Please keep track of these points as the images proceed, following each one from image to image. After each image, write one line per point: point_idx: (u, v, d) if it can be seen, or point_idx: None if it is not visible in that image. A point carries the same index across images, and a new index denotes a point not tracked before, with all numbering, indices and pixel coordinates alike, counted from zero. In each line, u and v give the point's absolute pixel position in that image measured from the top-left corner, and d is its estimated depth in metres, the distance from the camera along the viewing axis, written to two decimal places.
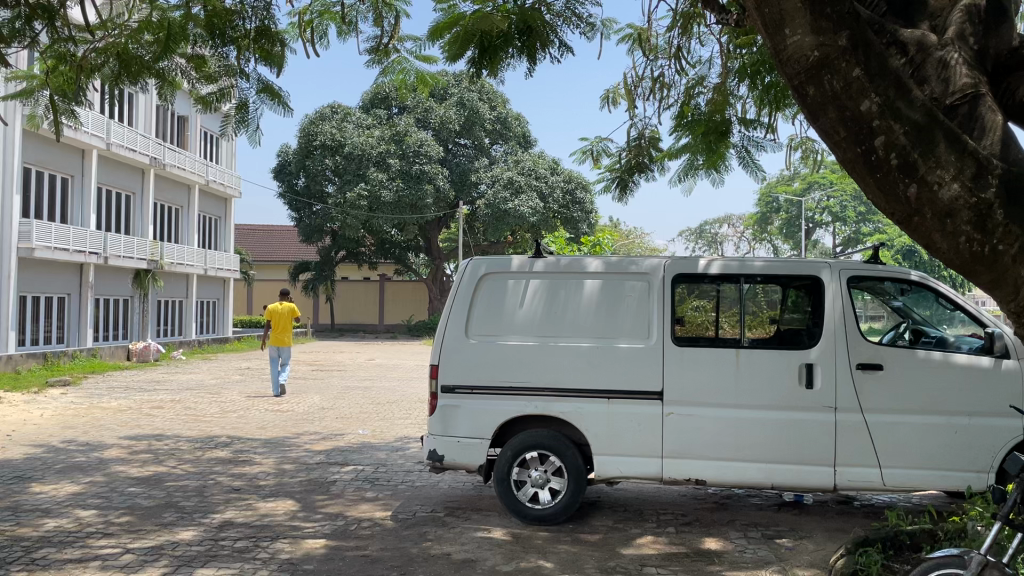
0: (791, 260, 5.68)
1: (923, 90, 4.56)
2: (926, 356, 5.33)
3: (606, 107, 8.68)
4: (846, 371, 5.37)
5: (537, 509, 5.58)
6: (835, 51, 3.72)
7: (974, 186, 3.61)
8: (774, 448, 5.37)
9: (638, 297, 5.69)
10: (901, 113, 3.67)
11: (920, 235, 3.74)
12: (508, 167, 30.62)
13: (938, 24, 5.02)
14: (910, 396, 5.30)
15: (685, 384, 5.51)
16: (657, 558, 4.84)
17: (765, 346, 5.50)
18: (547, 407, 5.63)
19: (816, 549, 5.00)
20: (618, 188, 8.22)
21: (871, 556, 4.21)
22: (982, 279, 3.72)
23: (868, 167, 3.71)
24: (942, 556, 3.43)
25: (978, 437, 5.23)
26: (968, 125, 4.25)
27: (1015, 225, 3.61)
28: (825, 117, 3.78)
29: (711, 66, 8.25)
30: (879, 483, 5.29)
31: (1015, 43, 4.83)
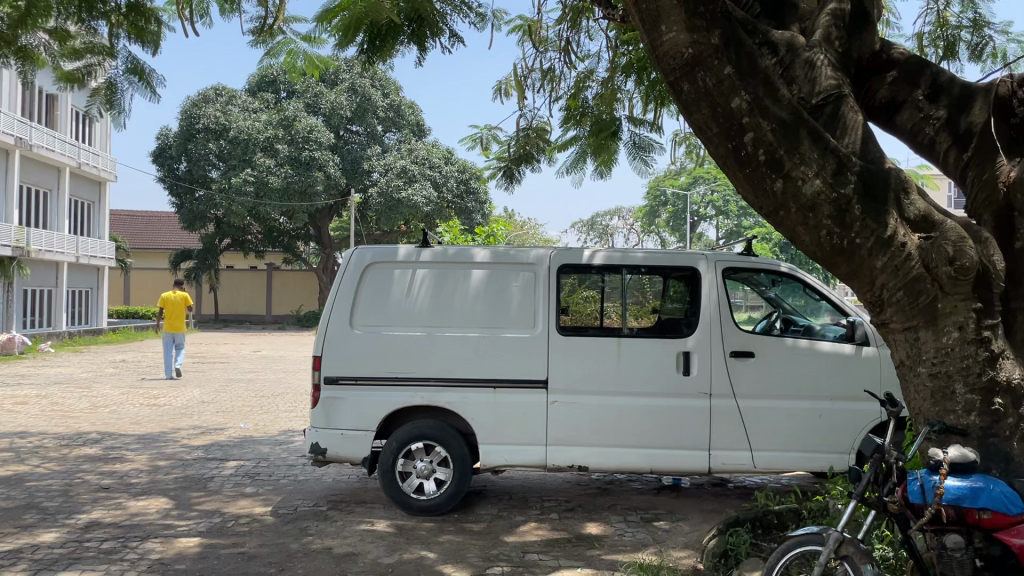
0: (670, 252, 5.85)
1: (792, 89, 4.76)
2: (795, 343, 5.59)
3: (498, 98, 8.68)
4: (721, 360, 5.57)
5: (421, 500, 5.55)
6: (708, 49, 3.84)
7: (834, 182, 3.81)
8: (652, 433, 5.54)
9: (523, 286, 5.73)
10: (769, 111, 3.83)
11: (785, 228, 3.93)
12: (402, 156, 30.30)
13: (807, 26, 5.26)
14: (779, 382, 5.55)
15: (569, 373, 5.60)
16: (540, 545, 4.91)
17: (646, 335, 5.66)
18: (433, 397, 5.61)
19: (691, 531, 5.18)
20: (504, 176, 8.30)
21: (740, 537, 4.40)
22: (840, 270, 3.94)
23: (738, 162, 3.87)
24: (802, 534, 3.61)
25: (839, 421, 5.53)
26: (831, 125, 4.45)
27: (871, 219, 3.83)
28: (698, 112, 3.91)
29: (599, 61, 8.39)
30: (750, 466, 5.54)
31: (877, 47, 5.14)
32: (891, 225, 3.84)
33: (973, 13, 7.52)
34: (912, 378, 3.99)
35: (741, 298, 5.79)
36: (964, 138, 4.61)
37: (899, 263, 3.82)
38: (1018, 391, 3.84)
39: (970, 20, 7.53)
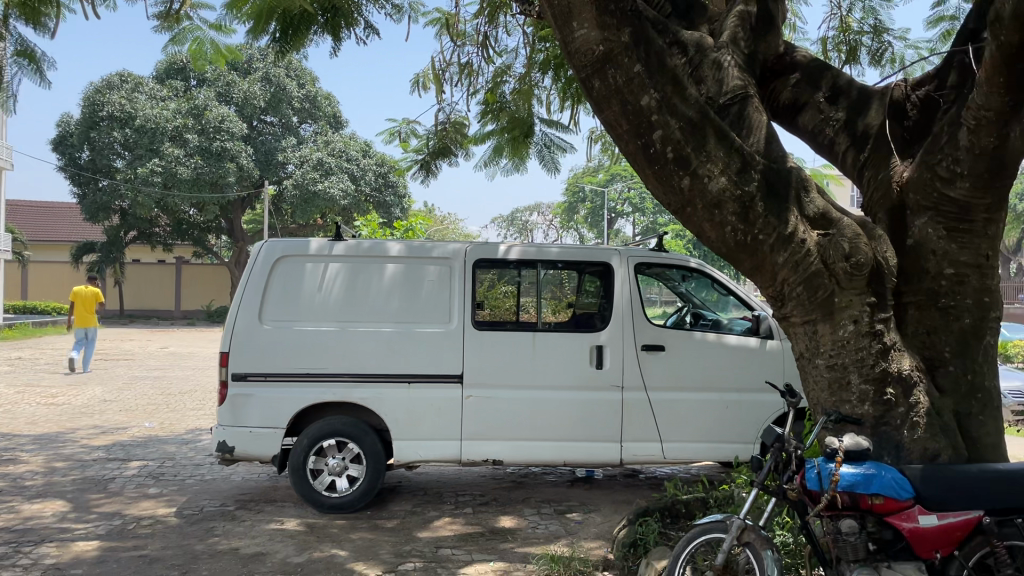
0: (584, 247, 5.93)
1: (701, 89, 4.87)
2: (703, 336, 5.74)
3: (416, 91, 8.61)
4: (633, 353, 5.67)
5: (333, 497, 5.46)
6: (618, 46, 3.91)
7: (739, 180, 3.91)
8: (565, 426, 5.60)
9: (438, 280, 5.71)
10: (677, 109, 3.90)
11: (692, 224, 4.02)
12: (318, 148, 29.72)
13: (715, 27, 5.40)
14: (688, 375, 5.69)
15: (484, 368, 5.60)
16: (453, 539, 4.91)
17: (559, 329, 5.71)
18: (346, 394, 5.53)
19: (603, 522, 5.27)
20: (421, 170, 8.23)
21: (650, 526, 4.47)
22: (744, 265, 4.06)
23: (647, 159, 3.94)
24: (707, 523, 3.71)
25: (745, 412, 5.70)
26: (737, 124, 4.57)
27: (773, 216, 3.95)
28: (608, 109, 3.96)
29: (516, 57, 8.41)
30: (660, 456, 5.66)
31: (781, 49, 5.33)
32: (792, 222, 3.97)
33: (874, 19, 7.83)
34: (811, 369, 4.16)
35: (655, 293, 5.94)
36: (861, 139, 4.80)
37: (799, 258, 3.95)
38: (908, 381, 4.02)
39: (871, 26, 7.83)
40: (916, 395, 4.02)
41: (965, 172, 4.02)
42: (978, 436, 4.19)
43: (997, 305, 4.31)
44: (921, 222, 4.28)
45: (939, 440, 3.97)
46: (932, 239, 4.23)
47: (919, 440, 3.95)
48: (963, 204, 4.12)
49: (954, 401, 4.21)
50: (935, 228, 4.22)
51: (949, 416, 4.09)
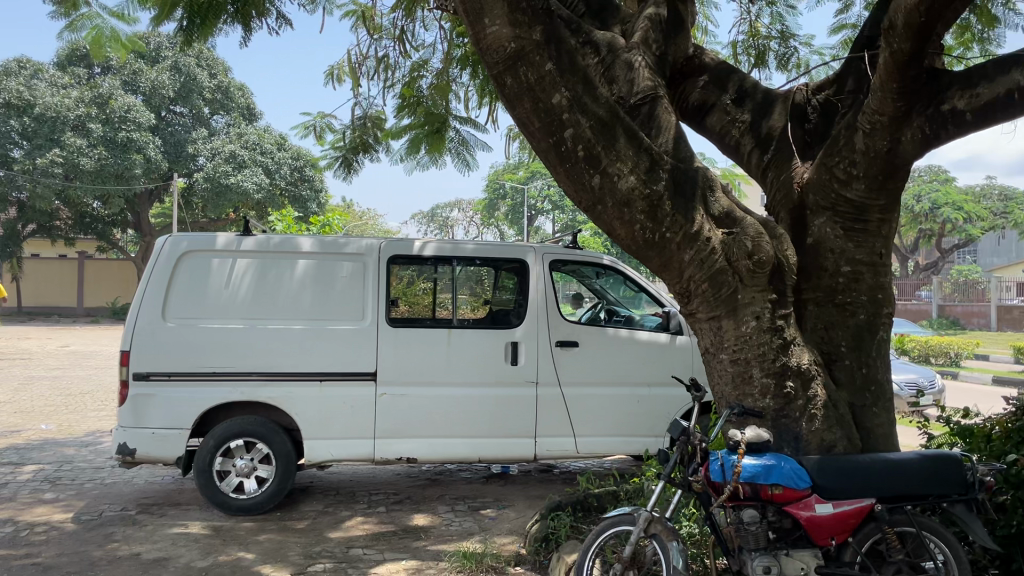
0: (499, 244, 5.96)
1: (613, 89, 4.94)
2: (615, 332, 5.83)
3: (331, 84, 8.45)
4: (547, 349, 5.72)
5: (241, 499, 5.33)
6: (529, 44, 3.91)
7: (648, 179, 3.98)
8: (479, 423, 5.61)
9: (351, 276, 5.64)
10: (587, 108, 3.94)
11: (602, 221, 4.07)
12: (230, 140, 28.90)
13: (628, 28, 5.49)
14: (601, 371, 5.77)
15: (398, 365, 5.55)
16: (365, 539, 4.85)
17: (474, 326, 5.72)
18: (254, 393, 5.40)
19: (516, 518, 5.29)
20: (341, 166, 8.10)
21: (562, 519, 4.52)
22: (653, 262, 4.13)
23: (559, 157, 3.96)
24: (616, 516, 3.75)
25: (655, 406, 5.82)
26: (647, 124, 4.65)
27: (680, 215, 4.04)
28: (520, 106, 3.95)
29: (434, 52, 8.36)
30: (573, 451, 5.73)
31: (690, 52, 5.47)
32: (698, 221, 4.08)
33: (782, 25, 8.06)
34: (716, 364, 4.28)
35: (572, 290, 6.04)
36: (765, 141, 4.96)
37: (704, 256, 4.06)
38: (806, 374, 4.16)
39: (779, 31, 8.07)
40: (814, 388, 4.17)
41: (861, 174, 4.19)
42: (871, 427, 4.38)
43: (890, 302, 4.51)
44: (820, 222, 4.45)
45: (835, 432, 4.13)
46: (830, 238, 4.41)
47: (817, 431, 4.11)
48: (859, 205, 4.30)
49: (850, 394, 4.39)
50: (833, 228, 4.39)
51: (844, 408, 4.26)
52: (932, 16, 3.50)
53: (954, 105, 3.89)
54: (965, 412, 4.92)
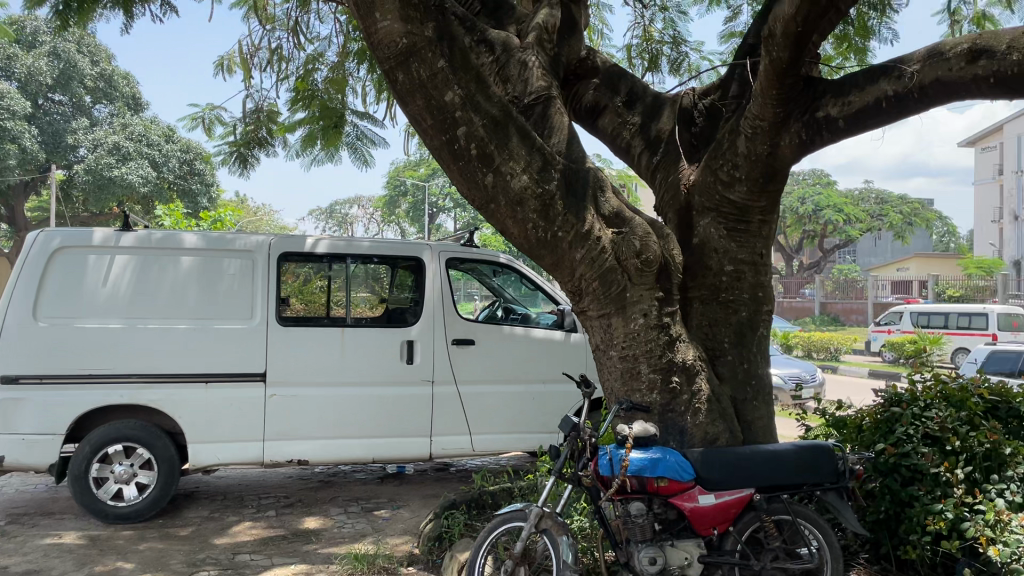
0: (395, 242, 5.90)
1: (507, 88, 4.96)
2: (511, 330, 5.86)
3: (220, 75, 8.17)
4: (443, 348, 5.70)
5: (121, 506, 5.09)
6: (421, 40, 3.84)
7: (540, 178, 4.03)
8: (374, 422, 5.54)
9: (238, 274, 5.47)
10: (480, 106, 3.93)
11: (495, 220, 4.08)
12: (114, 131, 27.51)
13: (522, 28, 5.54)
14: (496, 368, 5.79)
15: (289, 365, 5.42)
16: (252, 544, 4.72)
17: (368, 324, 5.65)
18: (135, 396, 5.17)
19: (410, 517, 5.26)
20: (236, 162, 7.82)
21: (456, 518, 4.54)
22: (545, 261, 4.18)
23: (452, 155, 3.95)
24: (507, 513, 3.77)
25: (550, 402, 5.90)
26: (540, 124, 4.69)
27: (571, 214, 4.10)
28: (412, 103, 3.90)
29: (330, 45, 8.20)
30: (469, 449, 5.74)
31: (583, 54, 5.57)
32: (589, 221, 4.14)
33: (673, 30, 8.27)
34: (606, 360, 4.39)
35: (475, 288, 6.07)
36: (654, 143, 5.11)
37: (595, 255, 4.13)
38: (691, 370, 4.30)
39: (671, 36, 8.28)
40: (698, 382, 4.32)
41: (742, 177, 4.36)
42: (752, 419, 4.55)
43: (769, 300, 4.72)
44: (705, 223, 4.61)
45: (718, 425, 4.28)
46: (714, 238, 4.57)
47: (700, 425, 4.24)
48: (741, 206, 4.47)
49: (732, 387, 4.55)
50: (717, 228, 4.56)
51: (727, 402, 4.42)
52: (808, 26, 3.64)
53: (828, 112, 4.08)
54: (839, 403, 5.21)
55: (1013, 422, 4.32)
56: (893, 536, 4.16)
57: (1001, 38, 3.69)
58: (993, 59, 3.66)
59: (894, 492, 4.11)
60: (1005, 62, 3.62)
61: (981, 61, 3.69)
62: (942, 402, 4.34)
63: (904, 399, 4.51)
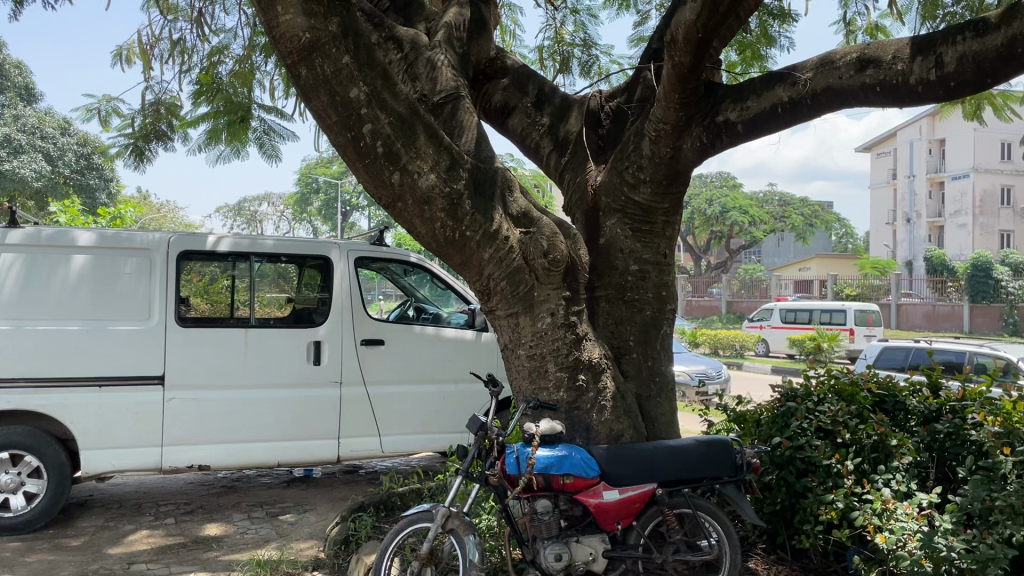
0: (302, 240, 5.78)
1: (415, 86, 4.94)
2: (422, 330, 5.83)
3: (118, 65, 7.84)
4: (351, 348, 5.62)
5: (7, 517, 4.83)
6: (325, 35, 3.73)
7: (447, 177, 4.01)
8: (279, 425, 5.42)
9: (135, 273, 5.26)
10: (386, 104, 3.88)
11: (402, 219, 4.04)
12: (4, 122, 26.02)
13: (431, 26, 5.53)
14: (405, 369, 5.75)
15: (190, 368, 5.25)
16: (150, 553, 4.55)
17: (274, 325, 5.51)
18: (22, 401, 4.91)
19: (317, 521, 5.17)
20: (132, 155, 7.56)
21: (363, 520, 4.48)
22: (453, 260, 4.16)
23: (357, 153, 3.87)
24: (414, 514, 3.74)
25: (460, 402, 5.90)
26: (449, 122, 4.68)
27: (479, 214, 4.10)
28: (316, 98, 3.80)
29: (235, 37, 7.98)
30: (378, 450, 5.68)
31: (492, 53, 5.58)
32: (497, 220, 4.15)
33: (584, 33, 8.37)
34: (514, 360, 4.41)
35: (392, 288, 6.07)
36: (563, 144, 5.18)
37: (503, 255, 4.15)
38: (597, 368, 4.37)
39: (581, 39, 8.37)
40: (604, 380, 4.38)
41: (647, 178, 4.47)
42: (655, 415, 4.66)
43: (673, 299, 4.84)
44: (612, 223, 4.69)
45: (622, 422, 4.35)
46: (620, 238, 4.66)
47: (605, 422, 4.30)
48: (645, 207, 4.57)
49: (637, 385, 4.65)
50: (622, 229, 4.65)
51: (631, 399, 4.51)
52: (708, 32, 3.75)
53: (727, 116, 4.21)
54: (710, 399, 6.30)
55: (899, 414, 4.54)
56: (788, 526, 4.33)
57: (886, 48, 3.86)
58: (879, 69, 3.83)
59: (789, 483, 4.27)
60: (890, 71, 3.79)
61: (869, 70, 3.85)
62: (834, 396, 4.55)
63: (799, 394, 4.69)
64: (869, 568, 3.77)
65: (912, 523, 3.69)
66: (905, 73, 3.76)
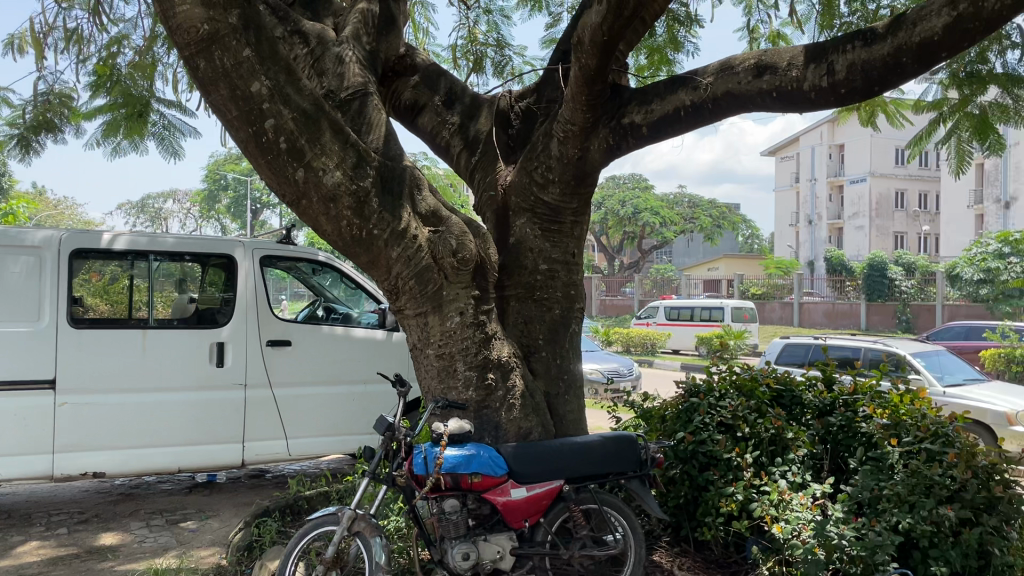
0: (205, 238, 5.61)
1: (322, 82, 4.85)
2: (331, 330, 5.74)
3: (9, 53, 7.45)
4: (256, 349, 5.48)
5: None
6: (224, 27, 3.65)
7: (354, 175, 3.95)
8: (180, 429, 5.24)
9: (24, 272, 5.01)
10: (289, 99, 3.80)
11: (307, 217, 3.96)
12: None
13: (340, 22, 5.47)
14: (313, 369, 5.65)
15: (84, 371, 5.02)
16: (39, 565, 4.33)
17: (175, 326, 5.33)
18: None
19: (220, 527, 5.03)
20: (18, 147, 7.15)
21: (268, 526, 4.37)
22: (360, 259, 4.10)
23: (259, 149, 3.78)
24: (319, 517, 3.66)
25: (370, 403, 5.84)
26: (356, 118, 4.61)
27: (386, 212, 4.05)
28: (216, 92, 3.70)
29: (136, 28, 7.68)
30: (285, 453, 5.56)
31: (401, 51, 5.54)
32: (405, 219, 4.11)
33: (497, 34, 8.39)
34: (422, 359, 4.39)
35: (302, 288, 5.98)
36: (473, 143, 5.18)
37: (411, 254, 4.11)
38: (506, 366, 4.39)
39: (495, 40, 8.39)
40: (513, 378, 4.40)
41: (556, 179, 4.52)
42: (564, 412, 4.71)
43: (581, 298, 4.89)
44: (521, 223, 4.72)
45: (531, 419, 4.38)
46: (529, 238, 4.69)
47: (514, 420, 4.32)
48: (554, 207, 4.61)
49: (546, 383, 4.68)
50: (532, 228, 4.68)
51: (540, 397, 4.54)
52: (612, 36, 3.80)
53: (632, 119, 4.29)
54: (609, 380, 8.17)
55: (795, 408, 4.70)
56: (691, 519, 4.45)
57: (782, 55, 4.01)
58: (776, 75, 3.97)
59: (692, 477, 4.39)
60: (786, 78, 3.93)
61: (766, 76, 3.99)
62: (734, 392, 4.69)
63: (702, 389, 4.82)
64: (766, 558, 3.89)
65: (807, 513, 3.83)
66: (799, 79, 3.90)
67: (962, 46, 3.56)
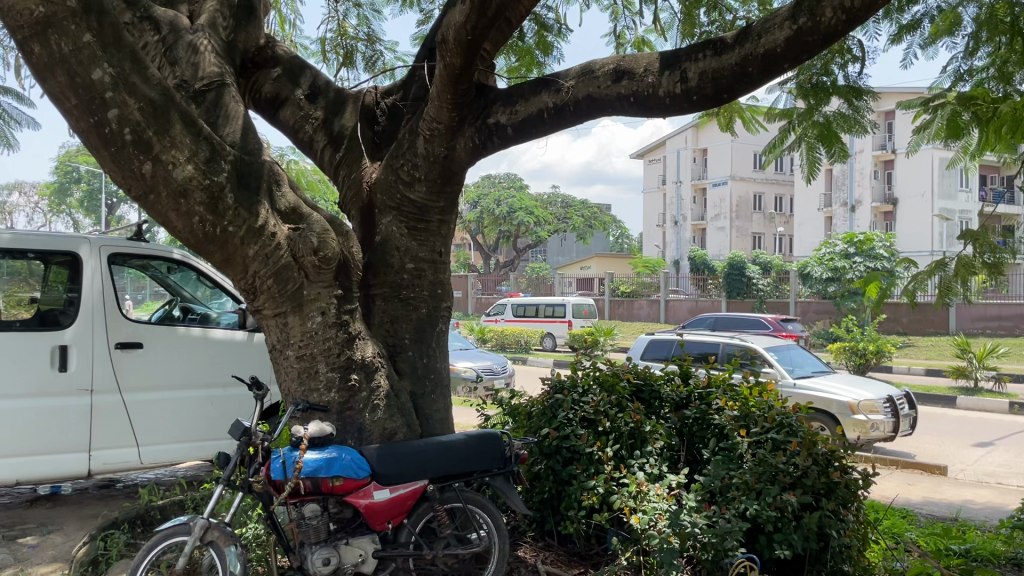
0: (45, 234, 5.27)
1: (174, 71, 4.64)
2: (187, 331, 5.52)
3: None
4: (104, 352, 5.16)
5: None
6: (63, 11, 3.40)
7: (206, 170, 3.78)
8: (17, 439, 4.87)
9: None
10: (135, 88, 3.59)
11: (155, 212, 3.75)
12: None
13: (195, 10, 5.26)
14: (167, 373, 5.38)
15: None
16: None
17: (13, 329, 4.96)
18: None
19: (63, 542, 4.71)
20: None
21: (115, 539, 4.13)
22: (215, 257, 3.92)
23: (102, 140, 3.54)
24: (169, 527, 3.48)
25: (229, 408, 5.66)
26: (212, 110, 4.42)
27: (242, 208, 3.90)
28: (52, 79, 3.46)
29: None
30: (136, 462, 5.27)
31: (261, 42, 5.35)
32: (262, 216, 3.98)
33: (367, 28, 8.27)
34: (282, 361, 4.27)
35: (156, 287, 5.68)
36: (337, 139, 5.09)
37: (270, 251, 3.99)
38: (370, 366, 4.32)
39: (364, 34, 8.27)
40: (377, 379, 4.34)
41: (421, 177, 4.49)
42: (430, 412, 4.68)
43: (448, 296, 4.89)
44: (387, 221, 4.66)
45: (395, 420, 4.31)
46: (395, 236, 4.64)
47: (378, 421, 4.25)
48: (421, 206, 4.59)
49: (412, 382, 4.64)
50: (398, 227, 4.63)
51: (405, 397, 4.49)
52: (476, 35, 3.80)
53: (497, 119, 4.32)
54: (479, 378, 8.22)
55: (653, 402, 4.85)
56: (554, 514, 4.52)
57: (639, 61, 4.14)
58: (633, 80, 4.10)
59: (555, 472, 4.47)
60: (643, 83, 4.06)
61: (624, 81, 4.11)
62: (597, 387, 4.80)
63: (566, 385, 4.90)
64: (625, 548, 3.99)
65: (663, 503, 3.95)
66: (655, 85, 4.03)
67: (802, 58, 3.77)
